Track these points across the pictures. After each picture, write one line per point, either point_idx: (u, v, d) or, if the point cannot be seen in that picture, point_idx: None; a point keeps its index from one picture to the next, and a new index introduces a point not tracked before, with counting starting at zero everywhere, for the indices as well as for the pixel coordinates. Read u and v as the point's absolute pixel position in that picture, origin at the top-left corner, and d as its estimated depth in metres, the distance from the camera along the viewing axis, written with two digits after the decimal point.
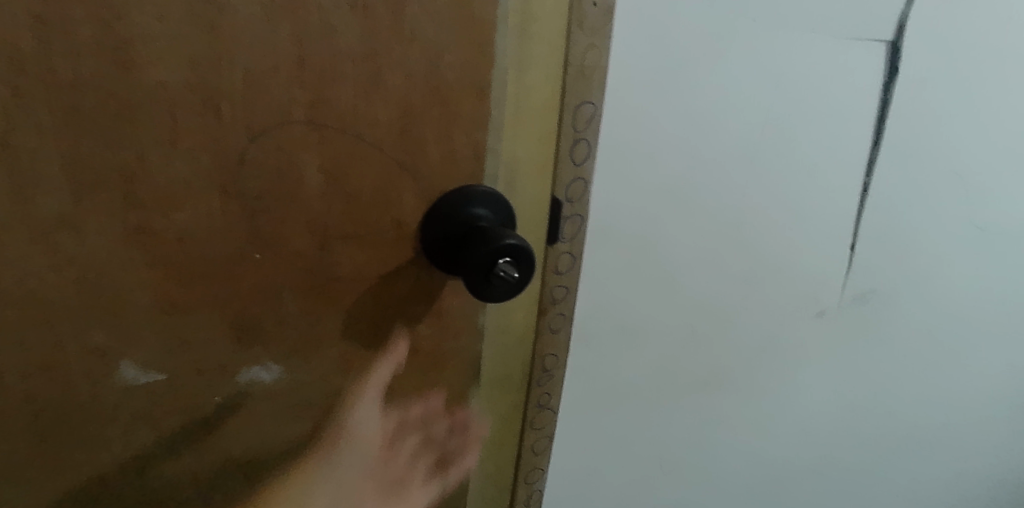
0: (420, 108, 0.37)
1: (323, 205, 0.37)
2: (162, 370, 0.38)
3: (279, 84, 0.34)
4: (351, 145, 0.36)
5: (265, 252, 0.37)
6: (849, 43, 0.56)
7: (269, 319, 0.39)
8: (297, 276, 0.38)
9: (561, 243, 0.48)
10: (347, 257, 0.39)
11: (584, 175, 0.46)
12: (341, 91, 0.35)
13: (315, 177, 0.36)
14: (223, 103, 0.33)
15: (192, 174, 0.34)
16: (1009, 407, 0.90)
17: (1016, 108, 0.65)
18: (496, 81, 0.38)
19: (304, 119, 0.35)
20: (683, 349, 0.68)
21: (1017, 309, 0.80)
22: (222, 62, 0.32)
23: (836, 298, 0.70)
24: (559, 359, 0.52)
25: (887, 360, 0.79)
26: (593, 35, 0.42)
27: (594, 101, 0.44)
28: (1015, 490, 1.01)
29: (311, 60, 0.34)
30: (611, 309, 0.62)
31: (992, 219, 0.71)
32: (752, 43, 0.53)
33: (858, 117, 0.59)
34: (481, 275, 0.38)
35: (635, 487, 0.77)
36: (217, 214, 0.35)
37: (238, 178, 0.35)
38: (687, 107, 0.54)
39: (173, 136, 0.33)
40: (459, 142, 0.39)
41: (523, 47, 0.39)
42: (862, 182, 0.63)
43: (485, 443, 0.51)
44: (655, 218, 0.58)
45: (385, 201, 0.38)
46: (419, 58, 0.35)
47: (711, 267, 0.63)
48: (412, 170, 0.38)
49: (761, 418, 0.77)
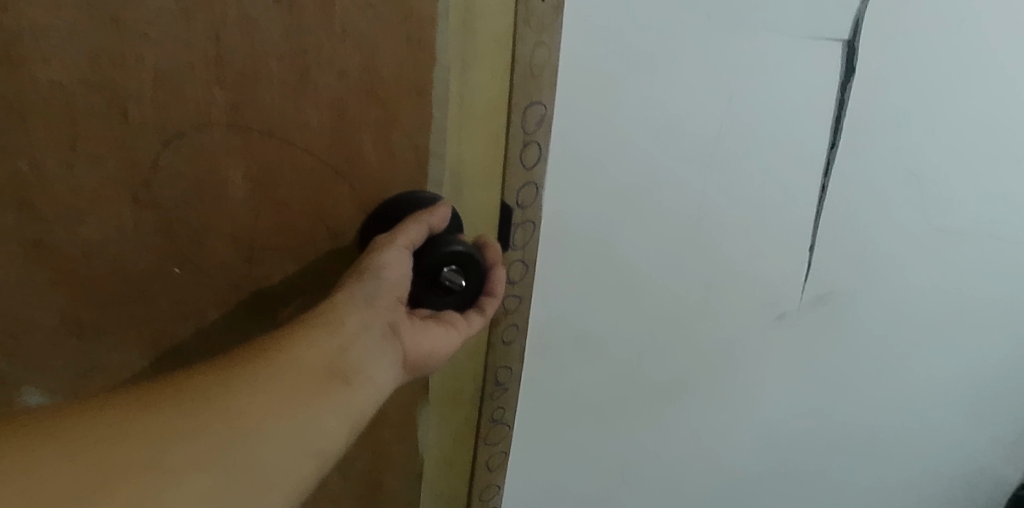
0: (355, 110, 0.34)
1: (249, 215, 0.35)
2: (68, 395, 0.37)
3: (195, 84, 0.31)
4: (280, 150, 0.34)
5: (186, 266, 0.35)
6: (808, 43, 0.54)
7: (192, 335, 0.37)
8: (222, 290, 0.36)
9: (513, 250, 0.45)
10: (280, 269, 0.37)
11: (535, 178, 0.43)
12: (266, 92, 0.32)
13: (240, 185, 0.34)
14: (130, 103, 0.30)
15: (98, 183, 0.32)
16: (972, 409, 0.90)
17: (982, 110, 0.64)
18: (437, 81, 0.35)
19: (225, 122, 0.32)
20: (643, 356, 0.66)
21: (981, 312, 0.80)
22: (127, 60, 0.29)
23: (796, 300, 0.69)
24: (514, 373, 0.50)
25: (848, 360, 0.78)
26: (541, 32, 0.38)
27: (545, 102, 0.40)
28: (979, 491, 1.01)
29: (230, 58, 0.31)
30: (568, 316, 0.61)
31: (953, 221, 0.71)
32: (710, 42, 0.51)
33: (814, 117, 0.58)
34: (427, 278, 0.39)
35: (595, 493, 0.76)
36: (128, 226, 0.33)
37: (152, 188, 0.32)
38: (642, 109, 0.52)
39: (73, 138, 0.30)
40: (400, 145, 0.36)
41: (466, 45, 0.36)
42: (820, 183, 0.62)
43: (434, 462, 0.51)
44: (612, 223, 0.57)
45: (320, 209, 0.36)
46: (353, 55, 0.33)
47: (671, 272, 0.62)
48: (349, 175, 0.36)
49: (722, 423, 0.77)
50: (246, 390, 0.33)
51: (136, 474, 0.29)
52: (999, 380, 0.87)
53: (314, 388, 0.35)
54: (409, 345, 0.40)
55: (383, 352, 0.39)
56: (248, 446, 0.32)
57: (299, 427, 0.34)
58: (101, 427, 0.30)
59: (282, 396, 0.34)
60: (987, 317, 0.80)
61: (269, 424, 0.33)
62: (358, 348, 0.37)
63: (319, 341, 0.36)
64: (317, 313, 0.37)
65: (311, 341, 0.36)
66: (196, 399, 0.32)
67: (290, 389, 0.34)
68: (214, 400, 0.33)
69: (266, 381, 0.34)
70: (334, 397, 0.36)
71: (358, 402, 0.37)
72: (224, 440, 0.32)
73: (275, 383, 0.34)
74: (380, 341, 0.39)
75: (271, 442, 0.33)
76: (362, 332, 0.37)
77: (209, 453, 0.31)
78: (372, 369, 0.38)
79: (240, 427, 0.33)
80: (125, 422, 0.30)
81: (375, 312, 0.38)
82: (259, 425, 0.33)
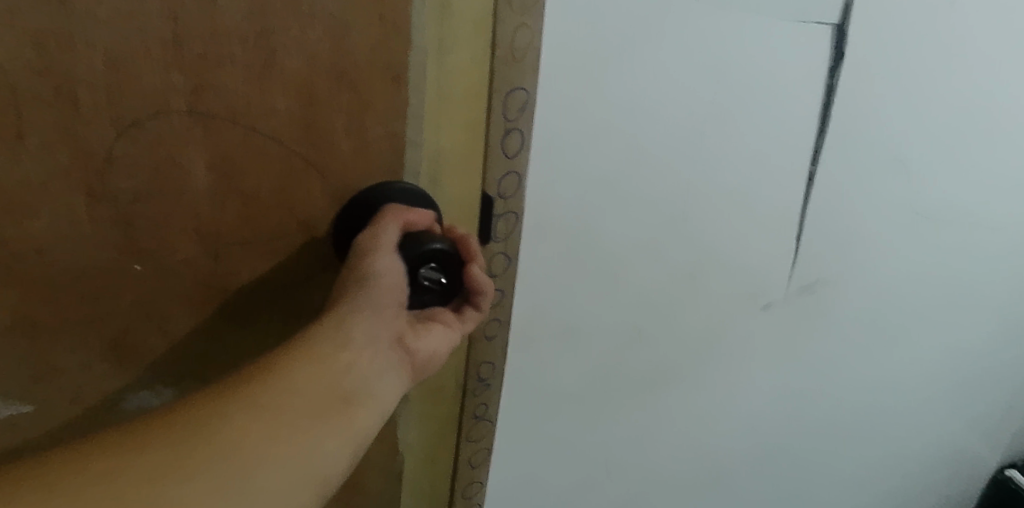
0: (325, 96, 0.32)
1: (213, 207, 0.33)
2: (26, 402, 0.34)
3: (152, 68, 0.29)
4: (245, 138, 0.32)
5: (146, 262, 0.33)
6: (796, 26, 0.53)
7: (154, 335, 0.35)
8: (187, 287, 0.34)
9: (494, 243, 0.44)
10: (247, 263, 0.35)
11: (517, 167, 0.42)
12: (228, 76, 0.30)
13: (202, 176, 0.32)
14: (81, 90, 0.28)
15: (48, 175, 0.29)
16: (941, 384, 0.92)
17: (963, 91, 0.64)
18: (413, 63, 0.33)
19: (185, 109, 0.30)
20: (628, 347, 0.65)
21: (954, 292, 0.81)
22: (77, 42, 0.27)
23: (782, 289, 0.68)
24: (496, 368, 0.50)
25: (832, 348, 0.78)
26: (523, 13, 0.37)
27: (526, 88, 0.40)
28: (945, 461, 1.05)
29: (189, 41, 0.29)
30: (552, 310, 0.59)
31: (933, 204, 0.71)
32: (696, 25, 0.50)
33: (802, 103, 0.57)
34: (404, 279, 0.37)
35: (583, 488, 0.75)
36: (83, 220, 0.31)
37: (108, 180, 0.30)
38: (627, 95, 0.51)
39: (19, 128, 0.28)
40: (373, 133, 0.34)
41: (444, 27, 0.35)
42: (807, 170, 0.61)
43: (416, 461, 0.50)
44: (597, 212, 0.55)
45: (288, 201, 0.34)
46: (322, 37, 0.31)
47: (656, 261, 0.60)
48: (319, 165, 0.34)
49: (709, 413, 0.76)
50: (253, 423, 0.32)
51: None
52: (965, 353, 0.90)
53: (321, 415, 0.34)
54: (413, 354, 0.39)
55: (389, 366, 0.38)
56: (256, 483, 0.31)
57: (308, 459, 0.33)
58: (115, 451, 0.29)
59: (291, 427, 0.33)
60: (959, 296, 0.82)
61: (278, 454, 0.32)
62: (364, 367, 0.36)
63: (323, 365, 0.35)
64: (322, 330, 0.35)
65: (314, 366, 0.34)
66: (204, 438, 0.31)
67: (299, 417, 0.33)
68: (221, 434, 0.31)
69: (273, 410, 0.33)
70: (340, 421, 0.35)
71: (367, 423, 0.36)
72: (240, 455, 0.31)
73: (283, 412, 0.33)
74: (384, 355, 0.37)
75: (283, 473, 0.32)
76: (367, 351, 0.36)
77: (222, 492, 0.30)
78: (377, 386, 0.37)
79: (249, 466, 0.31)
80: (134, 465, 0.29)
81: (378, 327, 0.37)
82: (267, 459, 0.32)
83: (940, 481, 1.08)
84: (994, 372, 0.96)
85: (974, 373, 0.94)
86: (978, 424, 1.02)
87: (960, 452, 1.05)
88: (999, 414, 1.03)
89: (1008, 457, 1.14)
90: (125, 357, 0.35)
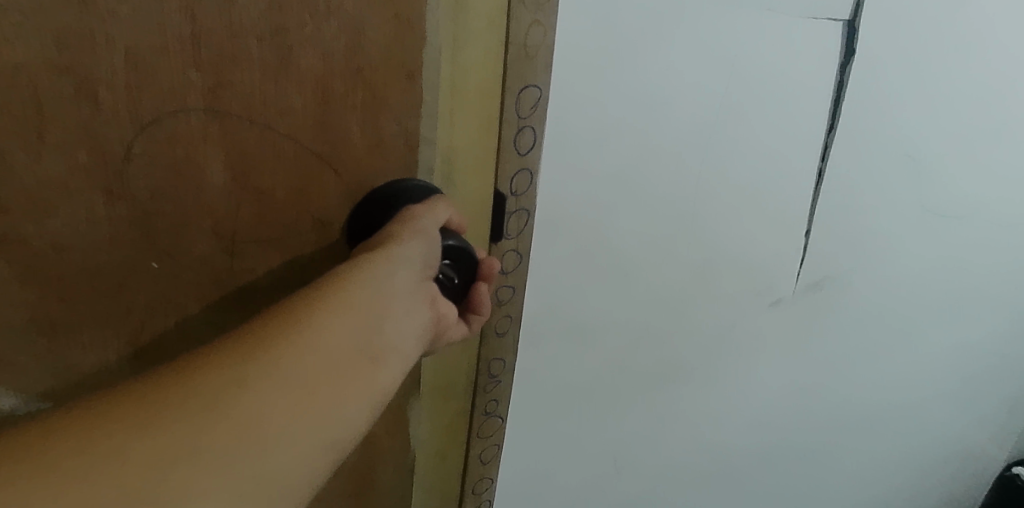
0: (341, 93, 0.32)
1: (229, 205, 0.33)
2: (44, 399, 0.34)
3: (170, 66, 0.29)
4: (261, 136, 0.32)
5: (163, 260, 0.33)
6: (808, 23, 0.53)
7: (171, 333, 0.35)
8: (203, 284, 0.34)
9: (506, 241, 0.45)
10: (262, 261, 0.35)
11: (529, 165, 0.42)
12: (245, 74, 0.30)
13: (219, 173, 0.32)
14: (101, 88, 0.28)
15: (68, 174, 0.29)
16: (949, 382, 0.92)
17: (974, 88, 0.63)
18: (427, 61, 0.33)
19: (202, 107, 0.30)
20: (637, 344, 0.65)
21: (963, 290, 0.81)
22: (97, 40, 0.27)
23: (791, 286, 0.68)
24: (507, 365, 0.50)
25: (840, 346, 0.78)
26: (536, 11, 0.37)
27: (539, 85, 0.39)
28: (952, 459, 1.05)
29: (206, 38, 0.29)
30: (562, 307, 0.59)
31: (943, 202, 0.71)
32: (708, 22, 0.50)
33: (814, 100, 0.57)
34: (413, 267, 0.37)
35: (590, 484, 0.75)
36: (102, 218, 0.31)
37: (126, 178, 0.30)
38: (638, 92, 0.51)
39: (40, 126, 0.28)
40: (388, 131, 0.34)
41: (456, 25, 0.35)
42: (817, 166, 0.61)
43: (426, 455, 0.50)
44: (606, 210, 0.55)
45: (303, 199, 0.34)
46: (338, 35, 0.31)
47: (666, 259, 0.60)
48: (334, 163, 0.34)
49: (717, 410, 0.76)
50: (281, 371, 0.28)
51: (165, 466, 0.24)
52: (973, 350, 0.90)
53: (349, 366, 0.31)
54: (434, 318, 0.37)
55: (415, 323, 0.35)
56: (279, 432, 0.27)
57: (332, 414, 0.30)
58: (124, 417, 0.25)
59: (320, 372, 0.29)
60: (967, 293, 0.82)
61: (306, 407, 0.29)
62: (394, 322, 0.33)
63: (353, 312, 0.31)
64: (356, 276, 0.32)
65: (344, 313, 0.31)
66: (228, 374, 0.27)
67: (327, 366, 0.30)
68: (241, 374, 0.27)
69: (302, 357, 0.29)
70: (367, 377, 0.31)
71: (390, 381, 0.33)
72: (266, 411, 0.27)
73: (310, 358, 0.29)
74: (411, 311, 0.35)
75: (308, 426, 0.28)
76: (397, 302, 0.33)
77: (241, 438, 0.26)
78: (402, 343, 0.34)
79: (278, 409, 0.28)
80: (152, 410, 0.25)
81: (408, 279, 0.34)
82: (295, 406, 0.28)
83: (947, 478, 1.08)
84: (1002, 369, 0.95)
85: (982, 371, 0.94)
86: (986, 422, 1.02)
87: (967, 449, 1.05)
88: (1007, 411, 1.03)
89: (1015, 454, 1.13)
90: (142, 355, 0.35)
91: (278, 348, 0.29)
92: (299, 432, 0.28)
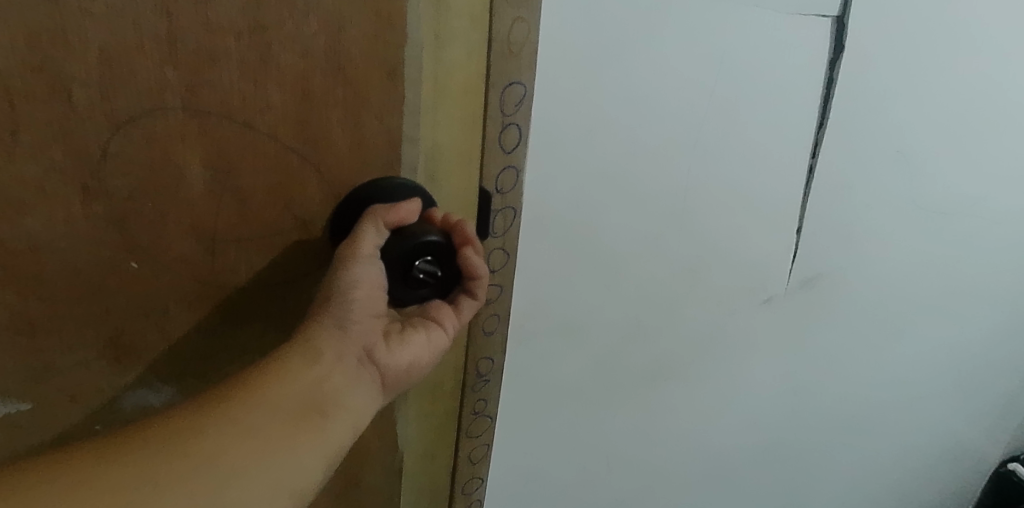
0: (321, 91, 0.32)
1: (209, 204, 0.33)
2: (24, 399, 0.34)
3: (146, 64, 0.28)
4: (241, 135, 0.32)
5: (143, 260, 0.33)
6: (795, 19, 0.53)
7: (152, 334, 0.35)
8: (184, 285, 0.34)
9: (493, 239, 0.45)
10: (244, 261, 0.35)
11: (515, 162, 0.42)
12: (224, 72, 0.30)
13: (198, 172, 0.32)
14: (77, 87, 0.28)
15: (44, 174, 0.29)
16: (943, 379, 0.92)
17: (965, 83, 0.63)
18: (408, 58, 0.33)
19: (180, 105, 0.30)
20: (627, 342, 0.65)
21: (955, 286, 0.81)
22: (71, 39, 0.27)
23: (782, 284, 0.68)
24: (495, 363, 0.50)
25: (833, 343, 0.78)
26: (519, 7, 0.37)
27: (523, 82, 0.40)
28: (947, 456, 1.05)
29: (183, 36, 0.29)
30: (552, 305, 0.59)
31: (934, 199, 0.71)
32: (695, 19, 0.50)
33: (802, 97, 0.57)
34: (399, 276, 0.37)
35: (583, 483, 0.75)
36: (79, 218, 0.30)
37: (104, 177, 0.30)
38: (625, 89, 0.50)
39: (14, 125, 0.28)
40: (370, 129, 0.34)
41: (439, 22, 0.34)
42: (807, 163, 0.61)
43: (416, 457, 0.50)
44: (594, 208, 0.55)
45: (285, 198, 0.34)
46: (317, 32, 0.31)
47: (656, 257, 0.60)
48: (315, 162, 0.34)
49: (709, 408, 0.76)
50: (239, 422, 0.34)
51: (132, 497, 0.30)
52: (966, 347, 0.90)
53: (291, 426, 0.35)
54: (385, 366, 0.41)
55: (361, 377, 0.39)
56: (229, 484, 0.32)
57: (279, 463, 0.34)
58: (101, 456, 0.30)
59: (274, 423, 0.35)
60: (960, 289, 0.82)
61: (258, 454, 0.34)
62: (336, 379, 0.38)
63: (296, 373, 0.36)
64: (294, 342, 0.37)
65: (286, 375, 0.36)
66: (189, 423, 0.33)
67: (273, 426, 0.35)
68: (204, 422, 0.33)
69: (249, 420, 0.34)
70: (312, 434, 0.36)
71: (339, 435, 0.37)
72: (220, 457, 0.32)
73: (266, 410, 0.35)
74: (354, 367, 0.39)
75: (260, 487, 0.33)
76: (334, 361, 0.38)
77: (199, 477, 0.32)
78: (355, 400, 0.39)
79: (233, 454, 0.33)
80: (126, 450, 0.31)
81: (347, 339, 0.38)
82: (249, 452, 0.33)
83: (942, 475, 1.08)
84: (995, 366, 0.95)
85: (976, 366, 0.94)
86: (980, 417, 1.02)
87: (962, 445, 1.05)
88: (1001, 407, 1.03)
89: (1011, 451, 1.13)
90: (124, 356, 0.35)
91: (228, 411, 0.34)
92: (253, 490, 0.33)
